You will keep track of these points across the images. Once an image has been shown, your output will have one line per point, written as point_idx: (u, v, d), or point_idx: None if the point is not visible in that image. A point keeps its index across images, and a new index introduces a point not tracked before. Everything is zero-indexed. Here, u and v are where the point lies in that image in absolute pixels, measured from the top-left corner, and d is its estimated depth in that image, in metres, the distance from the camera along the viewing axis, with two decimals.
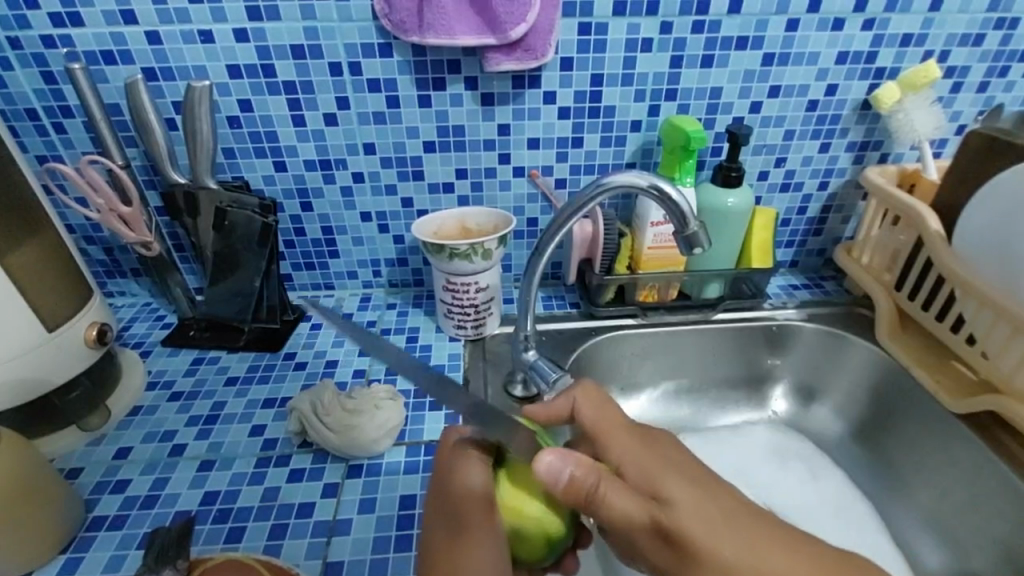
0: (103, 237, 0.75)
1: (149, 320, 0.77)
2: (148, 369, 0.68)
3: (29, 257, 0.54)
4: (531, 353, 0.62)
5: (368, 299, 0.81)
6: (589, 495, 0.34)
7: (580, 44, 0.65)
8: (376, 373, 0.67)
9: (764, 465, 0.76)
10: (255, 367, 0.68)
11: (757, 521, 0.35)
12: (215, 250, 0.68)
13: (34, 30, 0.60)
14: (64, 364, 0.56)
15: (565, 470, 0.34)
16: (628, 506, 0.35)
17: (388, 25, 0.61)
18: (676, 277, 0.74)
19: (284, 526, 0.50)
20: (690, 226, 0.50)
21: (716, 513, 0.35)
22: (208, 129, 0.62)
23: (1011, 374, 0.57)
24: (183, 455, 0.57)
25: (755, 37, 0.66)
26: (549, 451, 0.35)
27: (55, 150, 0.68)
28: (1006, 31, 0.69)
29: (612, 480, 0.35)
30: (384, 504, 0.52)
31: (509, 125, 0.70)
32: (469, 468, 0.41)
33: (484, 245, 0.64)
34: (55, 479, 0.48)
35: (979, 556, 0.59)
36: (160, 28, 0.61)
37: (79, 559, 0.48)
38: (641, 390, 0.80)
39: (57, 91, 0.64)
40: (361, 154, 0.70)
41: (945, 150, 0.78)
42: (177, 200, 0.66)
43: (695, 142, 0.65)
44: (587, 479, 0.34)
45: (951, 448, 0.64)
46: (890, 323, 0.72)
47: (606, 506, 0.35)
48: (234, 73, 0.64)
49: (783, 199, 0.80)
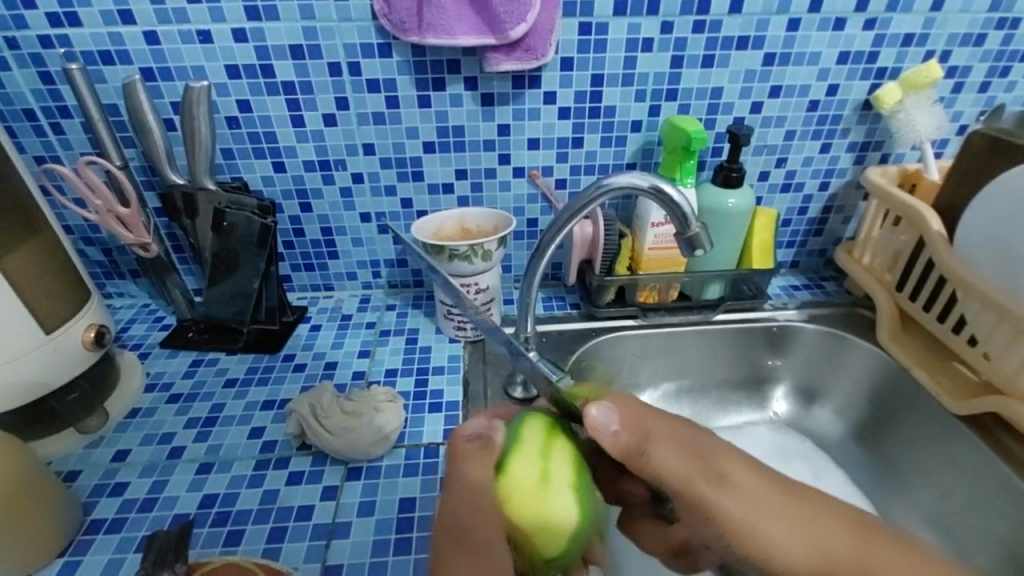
0: (102, 238, 0.75)
1: (147, 322, 0.76)
2: (146, 371, 0.68)
3: (25, 259, 0.54)
4: (531, 355, 0.62)
5: (368, 300, 0.80)
6: (640, 446, 0.40)
7: (580, 44, 0.64)
8: (375, 374, 0.67)
9: (765, 467, 0.75)
10: (254, 368, 0.68)
11: (805, 506, 0.42)
12: (214, 251, 0.68)
13: (31, 30, 0.60)
14: (61, 366, 0.56)
15: (614, 425, 0.39)
16: (674, 462, 0.41)
17: (387, 25, 0.60)
18: (676, 278, 0.74)
19: (283, 529, 0.50)
20: (691, 227, 0.50)
21: (769, 501, 0.42)
22: (207, 129, 0.61)
23: (1013, 375, 0.57)
24: (181, 457, 0.57)
25: (756, 36, 0.66)
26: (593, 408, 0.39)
27: (53, 151, 0.68)
28: (1007, 31, 0.68)
29: (655, 442, 0.40)
30: (384, 506, 0.52)
31: (509, 126, 0.69)
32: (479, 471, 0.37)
33: (484, 247, 0.64)
34: (53, 482, 0.48)
35: (981, 557, 0.59)
36: (158, 28, 0.60)
37: (77, 563, 0.48)
38: (641, 392, 0.79)
39: (54, 91, 0.64)
40: (361, 155, 0.70)
41: (946, 151, 0.78)
42: (175, 200, 0.65)
43: (695, 143, 0.64)
44: (630, 442, 0.39)
45: (953, 449, 0.63)
46: (892, 323, 0.71)
47: (654, 463, 0.40)
48: (232, 73, 0.63)
49: (784, 199, 0.80)
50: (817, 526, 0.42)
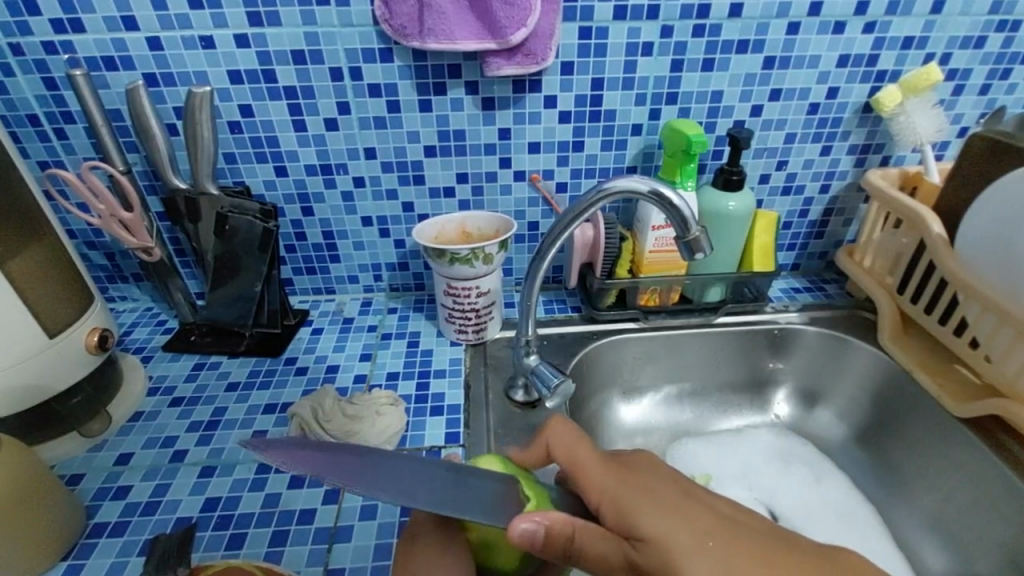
0: (105, 242, 0.75)
1: (150, 326, 0.77)
2: (149, 374, 0.68)
3: (30, 264, 0.54)
4: (532, 358, 0.62)
5: (370, 304, 0.81)
6: (568, 549, 0.34)
7: (580, 49, 0.65)
8: (377, 378, 0.67)
9: (766, 469, 0.75)
10: (256, 372, 0.68)
11: (731, 523, 0.36)
12: (216, 254, 0.68)
13: (36, 36, 0.60)
14: (64, 370, 0.56)
15: (539, 529, 0.33)
16: (592, 468, 0.39)
17: (388, 30, 0.61)
18: (678, 281, 0.74)
19: (285, 533, 0.50)
20: (692, 230, 0.50)
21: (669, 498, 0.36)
22: (209, 134, 0.61)
23: (1014, 378, 0.57)
24: (183, 461, 0.57)
25: (756, 40, 0.66)
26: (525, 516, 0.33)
27: (56, 156, 0.68)
28: (1008, 34, 0.69)
29: (588, 529, 0.34)
30: (385, 510, 0.52)
31: (510, 130, 0.70)
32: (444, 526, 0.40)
33: (485, 250, 0.64)
34: (56, 487, 0.48)
35: (983, 560, 0.59)
36: (161, 34, 0.61)
37: (80, 566, 0.48)
38: (643, 395, 0.79)
39: (58, 97, 0.64)
40: (362, 159, 0.70)
41: (947, 153, 0.78)
42: (178, 205, 0.66)
43: (695, 146, 0.64)
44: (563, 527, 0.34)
45: (955, 452, 0.63)
46: (893, 325, 0.72)
47: (583, 555, 0.34)
48: (235, 78, 0.64)
49: (785, 202, 0.80)
50: (735, 540, 0.34)
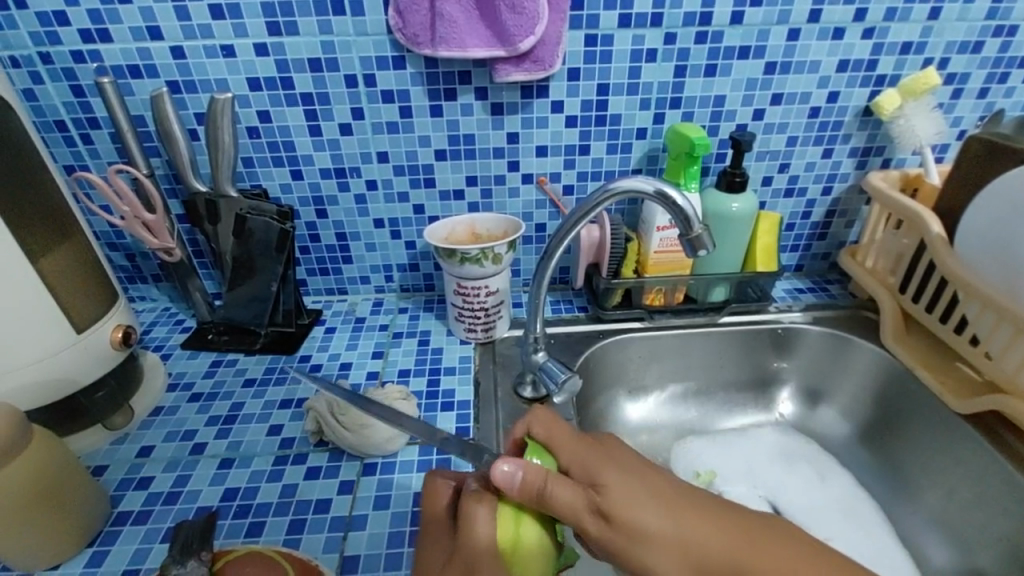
0: (126, 243, 0.77)
1: (168, 325, 0.79)
2: (169, 371, 0.70)
3: (62, 262, 0.57)
4: (540, 355, 0.63)
5: (381, 304, 0.83)
6: (538, 491, 0.36)
7: (586, 55, 0.67)
8: (389, 375, 0.69)
9: (770, 467, 0.76)
10: (272, 369, 0.70)
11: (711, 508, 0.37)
12: (235, 255, 0.71)
13: (64, 45, 0.63)
14: (91, 364, 0.58)
15: (515, 469, 0.36)
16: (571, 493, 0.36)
17: (401, 38, 0.63)
18: (682, 281, 0.75)
19: (302, 521, 0.52)
20: (695, 229, 0.51)
21: (654, 504, 0.36)
22: (230, 138, 0.64)
23: (1014, 374, 0.58)
24: (203, 453, 0.59)
25: (757, 46, 0.68)
26: (501, 460, 0.36)
27: (81, 160, 0.71)
28: (1004, 39, 0.70)
29: (558, 475, 0.36)
30: (398, 501, 0.54)
31: (518, 134, 0.72)
32: (473, 526, 0.37)
33: (494, 250, 0.66)
34: (83, 475, 0.50)
35: (985, 554, 0.60)
36: (184, 43, 0.63)
37: (106, 552, 0.50)
38: (648, 393, 0.81)
39: (85, 103, 0.67)
40: (375, 163, 0.73)
41: (947, 155, 0.79)
42: (199, 207, 0.68)
43: (699, 149, 0.66)
44: (539, 470, 0.36)
45: (957, 447, 0.64)
46: (895, 324, 0.73)
47: (555, 502, 0.35)
48: (254, 86, 0.66)
49: (788, 204, 0.81)
50: (709, 520, 0.36)
